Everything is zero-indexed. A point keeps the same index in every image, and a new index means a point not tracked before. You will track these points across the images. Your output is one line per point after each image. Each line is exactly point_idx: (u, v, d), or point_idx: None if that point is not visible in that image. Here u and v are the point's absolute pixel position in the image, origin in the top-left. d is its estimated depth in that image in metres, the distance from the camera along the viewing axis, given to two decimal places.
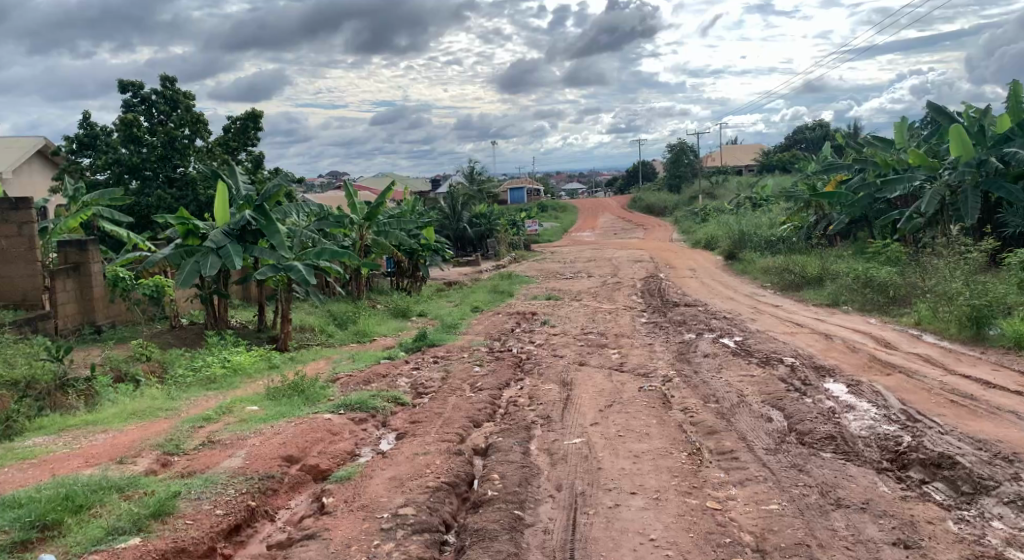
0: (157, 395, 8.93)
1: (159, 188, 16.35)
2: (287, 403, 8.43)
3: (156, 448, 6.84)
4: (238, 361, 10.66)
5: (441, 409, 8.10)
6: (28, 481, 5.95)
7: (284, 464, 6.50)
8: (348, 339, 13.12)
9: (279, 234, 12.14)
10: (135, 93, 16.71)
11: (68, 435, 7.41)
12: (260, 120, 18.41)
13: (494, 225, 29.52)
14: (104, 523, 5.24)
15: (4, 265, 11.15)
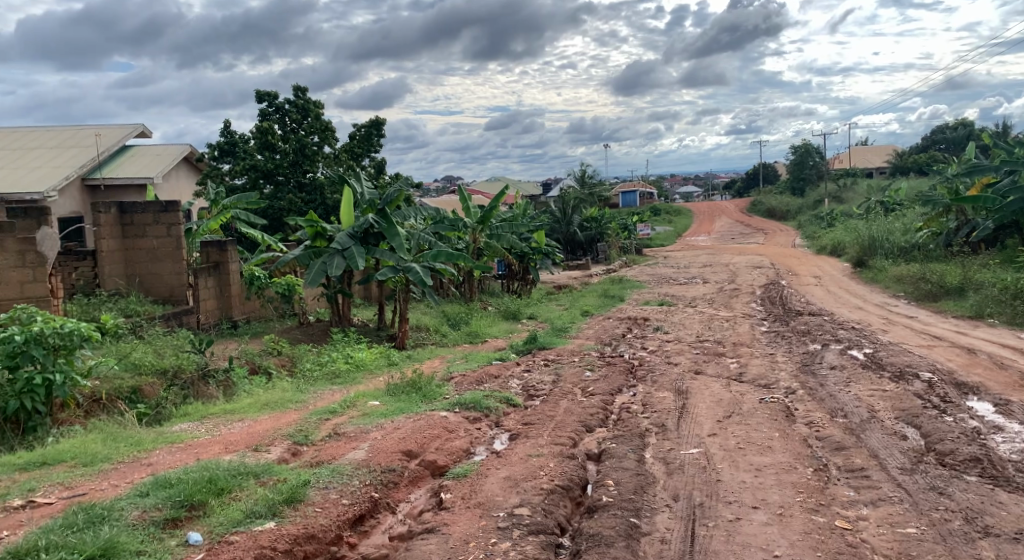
0: (287, 388, 9.43)
1: (290, 193, 17.24)
2: (406, 400, 8.72)
3: (286, 438, 7.24)
4: (360, 358, 11.11)
5: (554, 413, 8.19)
6: (177, 463, 6.42)
7: (404, 459, 6.75)
8: (460, 339, 13.41)
9: (399, 236, 12.53)
10: (270, 103, 17.70)
11: (210, 422, 7.95)
12: (383, 127, 19.09)
13: (605, 229, 29.47)
14: (243, 507, 5.58)
15: (153, 263, 12.02)
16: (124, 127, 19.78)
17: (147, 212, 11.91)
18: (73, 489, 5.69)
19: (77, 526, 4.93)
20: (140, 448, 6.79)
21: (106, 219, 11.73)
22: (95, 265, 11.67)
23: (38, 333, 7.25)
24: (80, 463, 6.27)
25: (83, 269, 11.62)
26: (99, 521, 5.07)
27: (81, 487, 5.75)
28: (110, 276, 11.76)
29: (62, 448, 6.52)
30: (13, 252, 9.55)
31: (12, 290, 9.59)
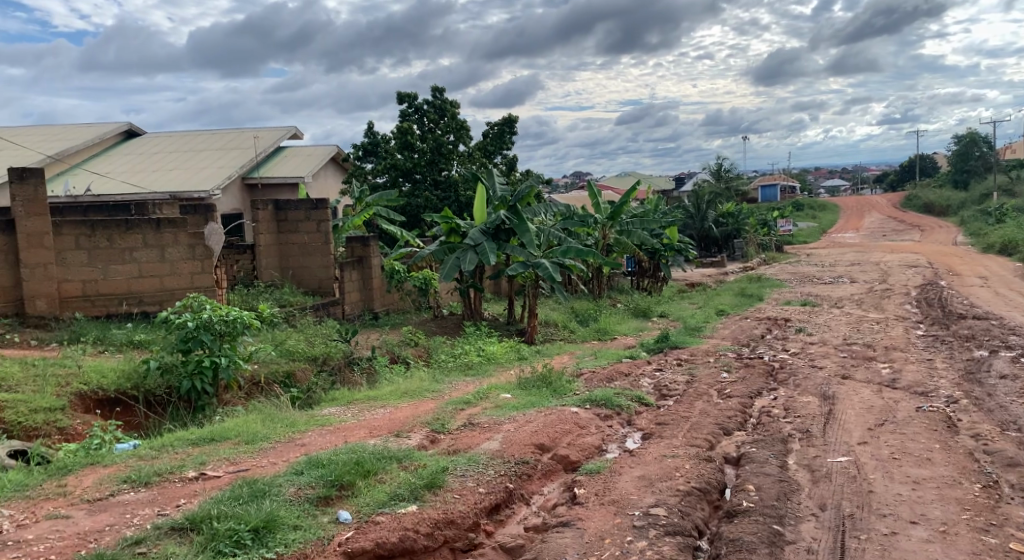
0: (424, 377, 9.74)
1: (426, 190, 17.78)
2: (537, 393, 8.82)
3: (425, 425, 7.49)
4: (492, 351, 11.31)
5: (689, 413, 8.06)
6: (327, 445, 6.77)
7: (537, 452, 6.82)
8: (590, 335, 13.40)
9: (529, 232, 12.63)
10: (409, 104, 18.30)
11: (355, 407, 8.33)
12: (515, 125, 19.30)
13: (742, 225, 28.68)
14: (387, 489, 5.81)
15: (304, 257, 12.72)
16: (278, 129, 21.02)
17: (299, 209, 12.61)
18: (237, 465, 6.13)
19: (243, 499, 5.30)
20: (294, 429, 7.22)
21: (263, 216, 12.46)
22: (253, 258, 12.46)
23: (207, 319, 7.87)
24: (242, 440, 6.74)
25: (242, 262, 12.56)
26: (260, 495, 5.43)
27: (244, 463, 6.18)
28: (266, 269, 12.52)
29: (228, 427, 7.03)
30: (184, 245, 10.59)
31: (184, 279, 10.66)
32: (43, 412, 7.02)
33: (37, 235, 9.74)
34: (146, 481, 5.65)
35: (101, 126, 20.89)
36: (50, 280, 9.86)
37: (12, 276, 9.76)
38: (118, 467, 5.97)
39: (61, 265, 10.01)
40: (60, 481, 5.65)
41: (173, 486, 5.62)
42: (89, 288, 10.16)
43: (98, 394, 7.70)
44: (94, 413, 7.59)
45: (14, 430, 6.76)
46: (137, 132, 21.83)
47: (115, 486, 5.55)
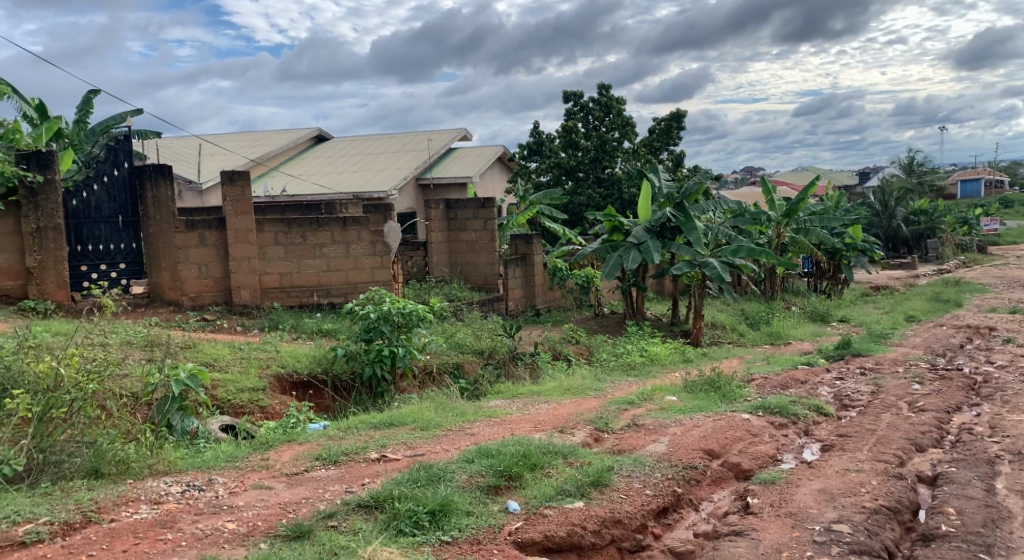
0: (587, 375, 9.67)
1: (590, 188, 17.72)
2: (704, 397, 8.51)
3: (589, 423, 7.41)
4: (656, 352, 11.03)
5: (875, 426, 7.49)
6: (495, 436, 6.84)
7: (706, 457, 6.57)
8: (760, 339, 12.81)
9: (697, 230, 12.18)
10: (575, 102, 18.24)
11: (519, 401, 8.39)
12: (684, 119, 18.74)
13: (937, 224, 26.55)
14: (554, 483, 5.76)
15: (472, 254, 13.01)
16: (449, 130, 21.75)
17: (467, 207, 12.87)
18: (414, 449, 6.33)
19: (420, 482, 5.46)
20: (465, 419, 7.36)
21: (435, 215, 12.80)
22: (425, 255, 12.92)
23: (387, 311, 8.27)
24: (417, 427, 6.95)
25: (417, 258, 12.97)
26: (435, 480, 5.56)
27: (420, 448, 6.36)
28: (437, 265, 12.91)
29: (405, 413, 7.30)
30: (367, 242, 11.18)
31: (365, 273, 11.27)
32: (248, 391, 7.58)
33: (243, 231, 10.56)
34: (335, 459, 5.96)
35: (292, 131, 22.46)
36: (253, 273, 10.67)
37: (222, 267, 10.59)
38: (311, 445, 6.34)
39: (262, 259, 10.77)
40: (263, 454, 6.08)
41: (359, 466, 5.89)
42: (286, 280, 10.91)
43: (293, 376, 8.25)
44: (290, 394, 8.12)
45: (225, 406, 7.33)
46: (323, 136, 23.28)
47: (309, 462, 5.90)
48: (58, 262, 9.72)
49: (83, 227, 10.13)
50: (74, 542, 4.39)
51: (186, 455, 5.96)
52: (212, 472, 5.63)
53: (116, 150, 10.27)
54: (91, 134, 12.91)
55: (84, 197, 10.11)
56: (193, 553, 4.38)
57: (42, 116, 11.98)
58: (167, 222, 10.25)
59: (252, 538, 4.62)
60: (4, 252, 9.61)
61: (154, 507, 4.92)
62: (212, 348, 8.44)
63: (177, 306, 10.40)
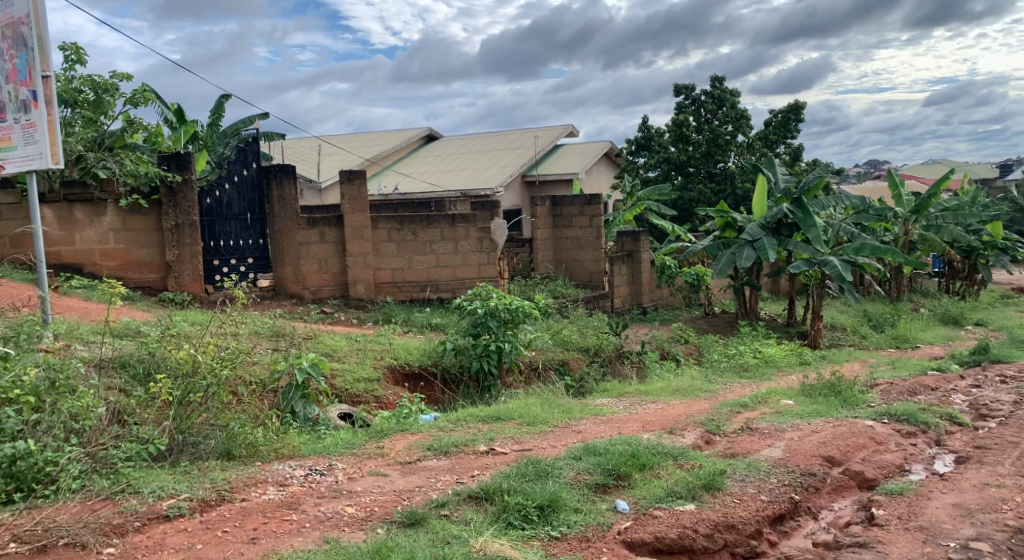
0: (697, 376, 9.44)
1: (701, 183, 17.34)
2: (823, 402, 8.16)
3: (700, 425, 7.22)
4: (770, 354, 10.66)
5: (1017, 439, 6.97)
6: (603, 433, 6.77)
7: (826, 465, 6.28)
8: (884, 342, 12.19)
9: (816, 228, 11.73)
10: (686, 96, 17.83)
11: (627, 400, 8.27)
12: (802, 111, 18.07)
13: None
14: (663, 485, 5.62)
15: (576, 251, 12.93)
16: (557, 127, 21.76)
17: (574, 204, 12.80)
18: (521, 444, 6.34)
19: (529, 476, 5.45)
20: (571, 416, 7.34)
21: (542, 212, 12.81)
22: (531, 251, 12.92)
23: (493, 307, 8.33)
24: (524, 422, 6.97)
25: (522, 254, 13.05)
26: (544, 475, 5.53)
27: (527, 443, 6.37)
28: (543, 261, 12.89)
29: (512, 408, 7.35)
30: (474, 238, 11.32)
31: (472, 269, 11.41)
32: (364, 381, 7.80)
33: (359, 228, 10.88)
34: (446, 450, 6.05)
35: (404, 130, 23.01)
36: (368, 268, 10.98)
37: (340, 263, 10.95)
38: (424, 435, 6.47)
39: (376, 255, 11.07)
40: (378, 442, 6.24)
41: (468, 457, 5.96)
42: (398, 275, 11.18)
43: (405, 367, 8.44)
44: (402, 385, 8.31)
45: (343, 395, 7.57)
46: (434, 134, 23.73)
47: (421, 452, 6.01)
48: (193, 256, 10.29)
49: (216, 224, 10.68)
50: (211, 518, 4.61)
51: (308, 440, 6.20)
52: (332, 457, 5.83)
53: (245, 151, 10.75)
54: (222, 136, 13.63)
55: (217, 196, 10.66)
56: (316, 534, 4.52)
57: (180, 120, 12.74)
58: (291, 220, 10.71)
59: (369, 523, 4.74)
60: (147, 247, 10.29)
61: (280, 489, 5.13)
62: (331, 339, 8.75)
63: (299, 299, 10.86)
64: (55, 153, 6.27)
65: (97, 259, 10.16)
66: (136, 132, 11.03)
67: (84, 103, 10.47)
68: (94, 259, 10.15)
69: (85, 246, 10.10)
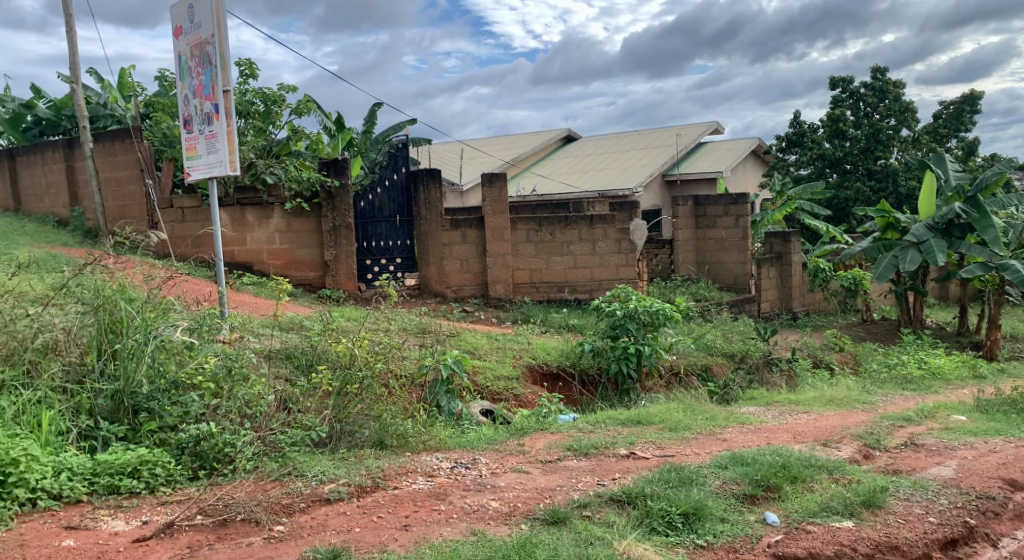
0: (853, 386, 8.94)
1: (858, 181, 16.42)
2: (1001, 419, 7.51)
3: (858, 438, 6.83)
4: (937, 365, 9.92)
5: None
6: (750, 443, 6.52)
7: (1006, 488, 5.76)
8: None
9: (994, 228, 10.81)
10: (844, 89, 16.94)
11: (777, 409, 7.92)
12: (977, 102, 16.80)
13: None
14: (818, 499, 5.32)
15: (721, 252, 12.56)
16: (701, 125, 21.27)
17: (718, 204, 12.44)
18: (664, 449, 6.22)
19: (672, 482, 5.32)
20: (716, 423, 7.13)
21: (683, 212, 12.49)
22: (671, 253, 12.65)
23: (633, 309, 8.22)
24: (666, 427, 6.84)
25: (662, 256, 12.77)
26: (688, 482, 5.38)
27: (670, 448, 6.24)
28: (684, 263, 12.59)
29: (653, 412, 7.23)
30: (613, 239, 11.24)
31: (610, 270, 11.34)
32: (504, 379, 7.92)
33: (499, 229, 11.06)
34: (586, 451, 6.03)
35: (545, 131, 23.18)
36: (507, 268, 11.13)
37: (480, 263, 11.17)
38: (563, 435, 6.48)
39: (515, 255, 11.21)
40: (519, 439, 6.31)
41: (609, 460, 5.90)
42: (536, 276, 11.27)
43: (543, 367, 8.50)
44: (540, 385, 8.37)
45: (484, 392, 7.71)
46: (575, 135, 23.77)
47: (561, 452, 6.02)
48: (348, 256, 10.79)
49: (369, 226, 11.13)
50: (367, 503, 4.80)
51: (453, 434, 6.35)
52: (476, 452, 5.94)
53: (395, 157, 11.12)
54: (374, 141, 14.25)
55: (370, 199, 11.10)
56: (463, 526, 4.62)
57: (338, 128, 13.39)
58: (436, 222, 11.02)
59: (513, 519, 4.78)
60: (307, 247, 10.90)
61: (428, 479, 5.28)
62: (473, 337, 8.94)
63: (442, 298, 11.17)
64: (232, 159, 6.68)
65: (265, 258, 10.86)
66: (299, 141, 11.72)
67: (256, 114, 11.21)
68: (262, 258, 10.85)
69: (254, 246, 10.81)
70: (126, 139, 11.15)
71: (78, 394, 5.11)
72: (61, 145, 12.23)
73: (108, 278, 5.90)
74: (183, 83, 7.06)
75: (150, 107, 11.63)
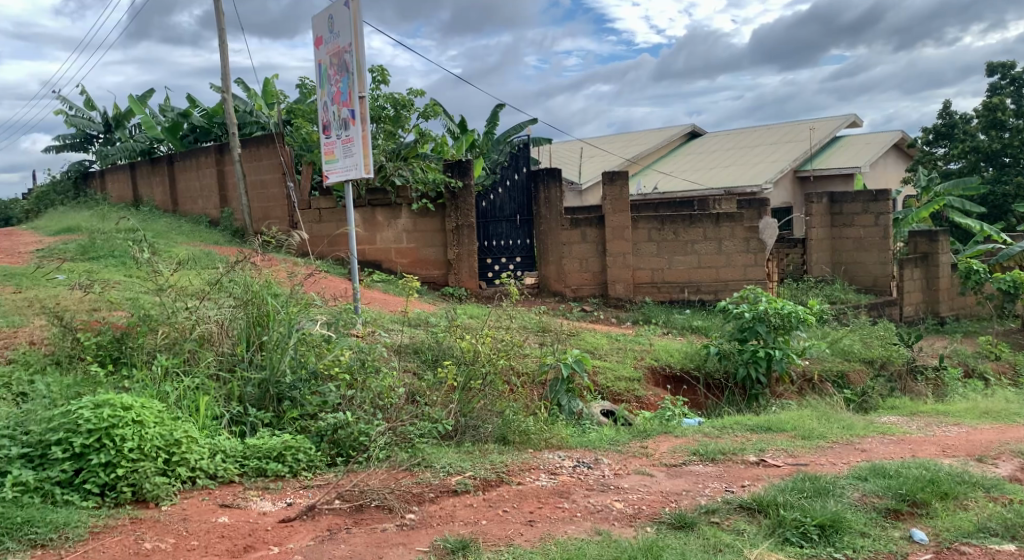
0: (1011, 397, 8.35)
1: (1019, 175, 15.26)
2: None
3: (1017, 454, 6.37)
4: None
5: None
6: (893, 454, 6.21)
7: None
8: None
9: None
10: (1003, 75, 15.88)
11: (922, 420, 7.50)
12: None
13: None
14: (972, 518, 4.97)
15: (859, 252, 11.98)
16: (836, 118, 20.39)
17: (856, 201, 11.88)
18: (797, 458, 6.02)
19: (807, 492, 5.13)
20: (853, 432, 6.83)
21: (818, 209, 11.96)
22: (804, 252, 12.14)
23: (763, 311, 7.99)
24: (799, 434, 6.62)
25: (793, 255, 12.25)
26: (824, 493, 5.18)
27: (803, 457, 6.04)
28: (817, 263, 12.07)
29: (784, 419, 7.02)
30: (741, 238, 10.97)
31: (738, 271, 11.07)
32: (625, 380, 7.88)
33: (620, 228, 10.98)
34: (713, 456, 5.93)
35: (668, 129, 22.85)
36: (628, 268, 11.05)
37: (600, 262, 11.15)
38: (688, 439, 6.39)
39: (636, 255, 11.11)
40: (642, 442, 6.27)
41: (737, 467, 5.77)
42: (658, 275, 11.13)
43: (666, 370, 8.39)
44: (663, 387, 8.26)
45: (605, 392, 7.69)
46: (699, 132, 23.29)
47: (686, 456, 5.95)
48: (471, 254, 11.00)
49: (490, 226, 11.27)
50: (493, 497, 4.92)
51: (574, 433, 6.39)
52: (599, 452, 5.96)
53: (517, 156, 11.23)
54: (496, 142, 14.48)
55: (491, 199, 11.23)
56: (588, 525, 4.65)
57: (462, 131, 13.71)
58: (556, 221, 11.08)
59: (639, 521, 4.78)
60: (431, 246, 11.23)
61: (551, 476, 5.35)
62: (593, 337, 8.95)
63: (561, 297, 11.24)
64: (367, 162, 6.96)
65: (393, 257, 11.26)
66: (426, 144, 12.09)
67: (387, 118, 11.78)
68: (390, 257, 11.25)
69: (383, 245, 11.24)
70: (270, 145, 11.86)
71: (229, 382, 5.48)
72: (212, 150, 13.12)
73: (256, 274, 6.30)
74: (323, 90, 7.43)
75: (291, 114, 12.28)
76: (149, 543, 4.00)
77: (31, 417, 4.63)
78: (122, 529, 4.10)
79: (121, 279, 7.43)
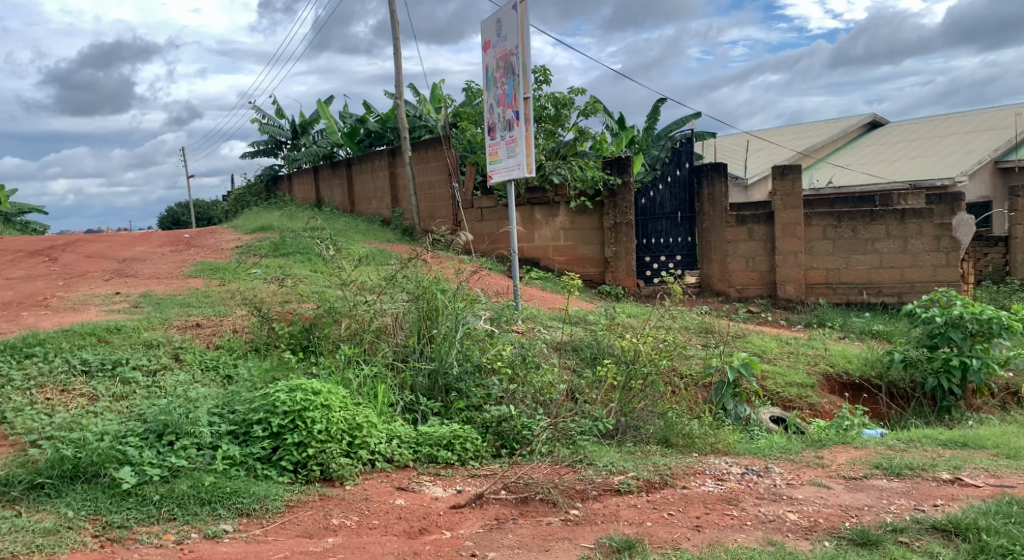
0: None
1: None
2: None
3: None
4: None
5: None
6: None
7: None
8: None
9: None
10: None
11: None
12: None
13: None
14: None
15: None
16: None
17: None
18: (1000, 479, 5.49)
19: (1016, 517, 4.66)
20: None
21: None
22: (1007, 252, 11.06)
23: (958, 316, 7.32)
24: (1002, 453, 6.03)
25: (993, 255, 11.20)
26: None
27: (1008, 479, 5.48)
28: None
29: (983, 435, 6.43)
30: (929, 236, 10.20)
31: (925, 272, 10.28)
32: (797, 386, 7.52)
33: (792, 225, 10.51)
34: (899, 471, 5.53)
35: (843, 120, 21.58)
36: (799, 267, 10.54)
37: (769, 261, 10.70)
38: (869, 451, 6.00)
39: (809, 254, 10.57)
40: (817, 452, 5.96)
41: (928, 484, 5.35)
42: (834, 276, 10.54)
43: (843, 377, 7.93)
44: (838, 395, 7.82)
45: (775, 398, 7.38)
46: (880, 122, 21.81)
47: (868, 469, 5.59)
48: (628, 252, 10.90)
49: (649, 224, 11.15)
50: (657, 499, 4.84)
51: (742, 440, 6.17)
52: (769, 460, 5.72)
53: (678, 153, 11.04)
54: (657, 138, 14.27)
55: (651, 196, 11.13)
56: (758, 534, 4.48)
57: (620, 127, 13.58)
58: (720, 218, 10.73)
59: (815, 534, 4.54)
60: (589, 244, 11.22)
61: (719, 483, 5.19)
62: (762, 340, 8.61)
63: (724, 297, 10.85)
64: (529, 162, 7.06)
65: (550, 255, 11.35)
66: (585, 142, 12.11)
67: (548, 118, 11.93)
68: (547, 255, 11.35)
69: (541, 243, 11.35)
70: (437, 147, 12.31)
71: (402, 372, 5.74)
72: (385, 153, 13.77)
73: (426, 270, 6.57)
74: (489, 92, 7.61)
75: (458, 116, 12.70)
76: (336, 519, 4.27)
77: (236, 398, 5.06)
78: (312, 505, 4.39)
79: (307, 275, 7.96)
